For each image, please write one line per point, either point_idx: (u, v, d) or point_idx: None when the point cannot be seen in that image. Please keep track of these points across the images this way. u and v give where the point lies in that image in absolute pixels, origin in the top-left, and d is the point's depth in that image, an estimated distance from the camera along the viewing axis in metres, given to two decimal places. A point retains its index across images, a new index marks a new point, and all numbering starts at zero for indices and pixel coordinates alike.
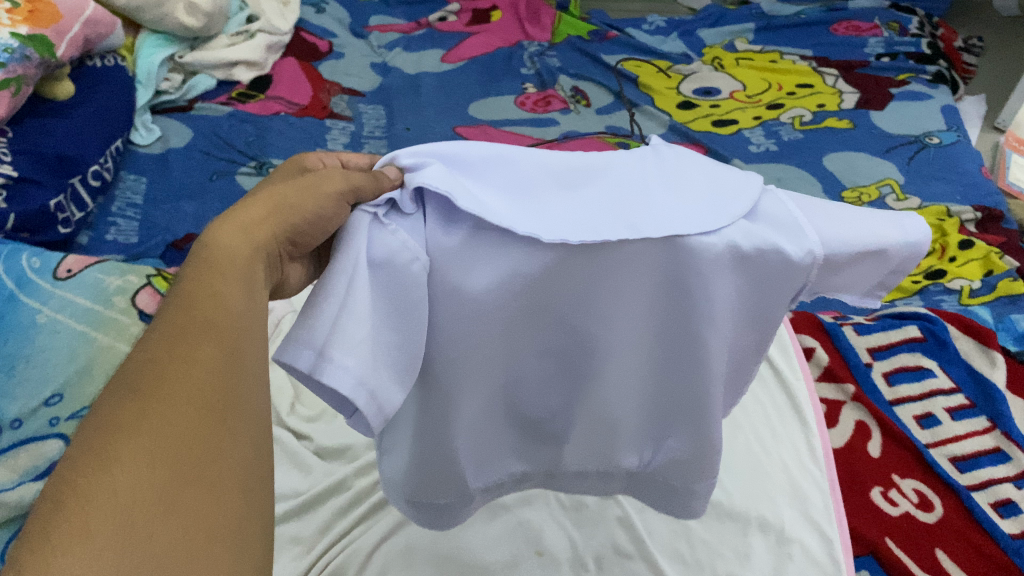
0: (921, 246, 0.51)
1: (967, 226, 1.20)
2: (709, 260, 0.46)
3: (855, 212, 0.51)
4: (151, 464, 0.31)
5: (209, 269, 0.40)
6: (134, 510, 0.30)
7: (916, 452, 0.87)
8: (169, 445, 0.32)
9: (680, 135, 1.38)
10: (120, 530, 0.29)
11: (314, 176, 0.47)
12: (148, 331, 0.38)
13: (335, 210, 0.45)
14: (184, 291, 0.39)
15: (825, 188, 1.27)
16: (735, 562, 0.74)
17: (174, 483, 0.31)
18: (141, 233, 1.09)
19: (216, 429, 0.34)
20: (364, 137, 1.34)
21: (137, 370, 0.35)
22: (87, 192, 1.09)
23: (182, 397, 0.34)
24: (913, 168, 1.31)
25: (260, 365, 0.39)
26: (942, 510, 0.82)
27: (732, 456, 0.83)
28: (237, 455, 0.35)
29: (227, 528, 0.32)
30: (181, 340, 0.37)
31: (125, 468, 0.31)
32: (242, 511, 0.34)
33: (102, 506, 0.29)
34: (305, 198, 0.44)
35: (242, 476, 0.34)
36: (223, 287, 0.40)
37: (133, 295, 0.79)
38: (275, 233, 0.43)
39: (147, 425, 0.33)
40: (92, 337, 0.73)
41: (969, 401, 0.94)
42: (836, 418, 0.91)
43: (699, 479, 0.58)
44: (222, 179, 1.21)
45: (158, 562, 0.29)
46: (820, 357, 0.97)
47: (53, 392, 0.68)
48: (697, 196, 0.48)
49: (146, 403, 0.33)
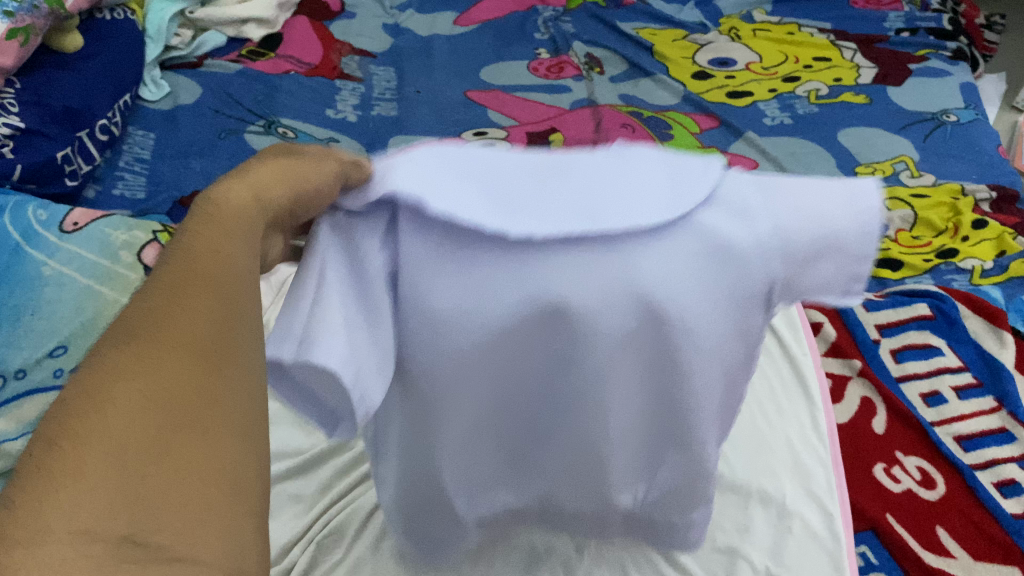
0: (874, 215, 0.46)
1: (981, 205, 1.19)
2: (676, 275, 0.44)
3: (805, 185, 0.47)
4: (146, 408, 0.30)
5: (224, 224, 0.39)
6: (128, 450, 0.28)
7: (921, 429, 0.86)
8: (166, 388, 0.31)
9: (693, 106, 1.38)
10: (113, 469, 0.28)
11: (319, 150, 0.45)
12: (158, 269, 0.37)
13: (337, 179, 0.44)
14: (185, 245, 0.37)
15: (839, 163, 1.27)
16: (735, 534, 0.75)
17: (173, 425, 0.30)
18: (148, 188, 1.09)
19: (216, 370, 0.32)
20: (374, 99, 1.33)
21: (135, 315, 0.34)
22: (96, 147, 1.07)
23: (189, 336, 0.33)
24: (929, 146, 1.29)
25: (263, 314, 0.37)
26: (944, 487, 0.82)
27: (736, 429, 0.83)
28: (242, 398, 0.33)
29: (237, 471, 0.31)
30: (180, 287, 0.35)
31: (119, 412, 0.29)
32: (248, 450, 0.32)
33: (94, 449, 0.28)
34: (311, 166, 0.43)
35: (249, 417, 0.33)
36: (229, 244, 0.38)
37: (139, 250, 0.83)
38: (286, 199, 0.42)
39: (145, 363, 0.31)
40: (97, 292, 0.78)
41: (976, 379, 0.92)
42: (841, 394, 0.91)
43: (691, 509, 0.61)
44: (231, 137, 1.20)
45: (156, 503, 0.28)
46: (827, 332, 0.96)
47: (59, 344, 0.73)
48: (643, 184, 0.45)
49: (145, 342, 0.32)
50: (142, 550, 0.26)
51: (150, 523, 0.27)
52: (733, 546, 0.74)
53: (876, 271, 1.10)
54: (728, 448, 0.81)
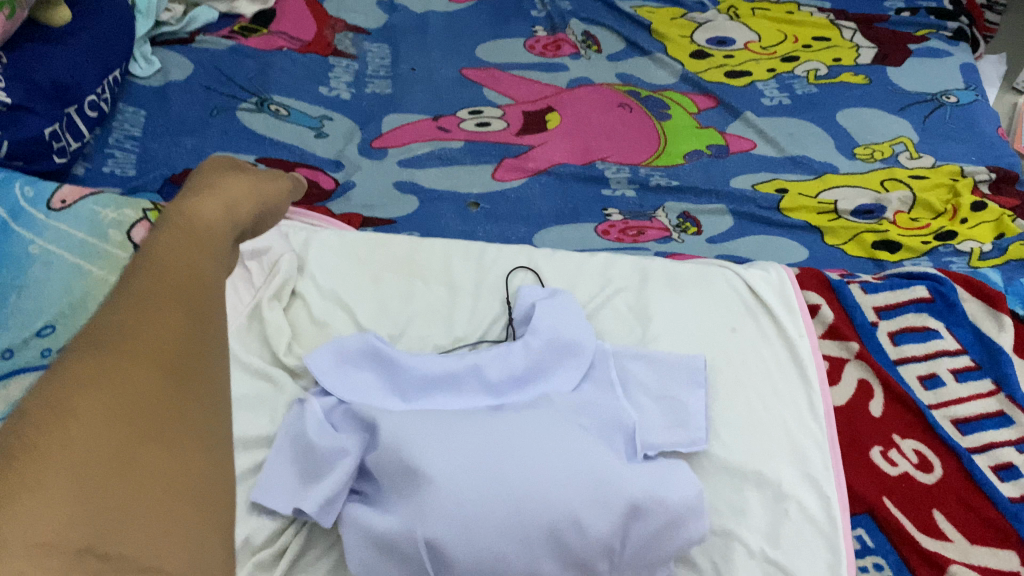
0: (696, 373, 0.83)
1: (980, 187, 1.18)
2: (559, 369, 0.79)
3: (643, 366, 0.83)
4: (108, 422, 0.37)
5: (195, 245, 0.48)
6: (89, 466, 0.35)
7: (918, 412, 0.86)
8: (128, 406, 0.38)
9: (690, 86, 1.37)
10: (74, 485, 0.34)
11: (253, 182, 0.60)
12: (122, 284, 0.44)
13: (278, 206, 0.62)
14: (157, 265, 0.45)
15: (837, 144, 1.26)
16: (730, 517, 0.75)
17: (130, 444, 0.37)
18: (139, 166, 1.08)
19: (174, 395, 0.40)
20: (368, 76, 1.32)
21: (105, 331, 0.40)
22: (85, 123, 1.06)
23: (149, 358, 0.40)
24: (928, 127, 1.28)
25: (219, 339, 0.46)
26: (941, 471, 0.81)
27: (731, 412, 0.82)
28: (194, 421, 0.41)
29: (183, 489, 0.38)
30: (151, 306, 0.42)
31: (81, 426, 0.36)
32: (198, 465, 0.40)
33: (57, 461, 0.34)
34: (263, 194, 0.60)
35: (203, 438, 0.41)
36: (198, 269, 0.46)
37: (128, 230, 0.82)
38: (248, 216, 0.56)
39: (106, 381, 0.38)
40: (86, 270, 0.79)
41: (974, 362, 0.91)
42: (838, 376, 0.89)
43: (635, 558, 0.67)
44: (222, 115, 1.18)
45: (114, 514, 0.35)
46: (825, 314, 0.93)
47: (46, 324, 0.75)
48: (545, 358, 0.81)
49: (111, 357, 0.39)
50: (99, 561, 0.33)
51: (105, 532, 0.34)
52: (728, 529, 0.74)
53: (875, 253, 1.09)
54: (724, 431, 0.81)
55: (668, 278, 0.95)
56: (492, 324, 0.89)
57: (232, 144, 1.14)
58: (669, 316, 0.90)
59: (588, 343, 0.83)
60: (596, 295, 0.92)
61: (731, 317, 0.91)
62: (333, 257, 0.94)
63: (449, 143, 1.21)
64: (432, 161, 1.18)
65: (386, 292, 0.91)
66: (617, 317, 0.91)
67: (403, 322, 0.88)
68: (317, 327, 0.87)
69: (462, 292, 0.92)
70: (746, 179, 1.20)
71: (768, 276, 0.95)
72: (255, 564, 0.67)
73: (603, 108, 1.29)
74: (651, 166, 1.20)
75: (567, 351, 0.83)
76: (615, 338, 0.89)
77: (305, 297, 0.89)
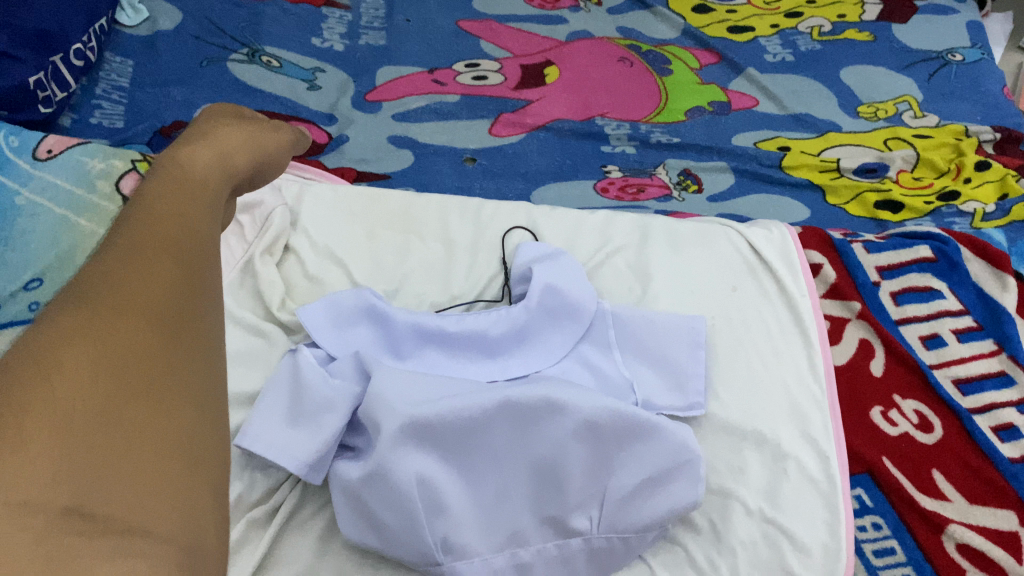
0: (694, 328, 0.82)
1: (984, 146, 1.16)
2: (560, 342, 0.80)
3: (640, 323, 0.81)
4: (94, 376, 0.36)
5: (187, 196, 0.50)
6: (74, 421, 0.34)
7: (920, 372, 0.85)
8: (114, 360, 0.37)
9: (693, 41, 1.34)
10: (58, 439, 0.33)
11: (247, 135, 0.62)
12: (104, 248, 0.44)
13: (273, 160, 0.65)
14: (148, 215, 0.46)
15: (841, 102, 1.24)
16: (728, 476, 0.74)
17: (115, 401, 0.36)
18: (127, 117, 1.05)
19: (163, 351, 0.40)
20: (361, 27, 1.28)
21: (91, 288, 0.40)
22: (70, 71, 1.03)
23: (131, 319, 0.39)
24: (933, 85, 1.26)
25: (211, 297, 0.46)
26: (941, 431, 0.81)
27: (729, 370, 0.81)
28: (186, 379, 0.40)
29: (174, 446, 0.37)
30: (141, 259, 0.43)
31: (67, 378, 0.35)
32: (190, 422, 0.39)
33: (43, 412, 0.33)
34: (256, 147, 0.62)
35: (194, 395, 0.40)
36: (192, 220, 0.48)
37: (116, 180, 0.82)
38: (243, 170, 0.59)
39: (94, 336, 0.37)
40: (74, 222, 0.78)
41: (976, 323, 0.90)
42: (839, 336, 0.88)
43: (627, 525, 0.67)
44: (213, 65, 1.15)
45: (105, 469, 0.34)
46: (826, 274, 0.92)
47: (33, 277, 0.74)
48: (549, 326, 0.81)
49: (97, 311, 0.39)
50: (87, 521, 0.32)
51: (93, 491, 0.33)
52: (725, 488, 0.73)
53: (876, 213, 1.07)
54: (724, 389, 0.80)
55: (669, 236, 0.93)
56: (489, 282, 0.88)
57: (223, 96, 1.11)
58: (669, 273, 0.89)
59: (587, 304, 0.81)
60: (595, 254, 0.91)
61: (732, 275, 0.90)
62: (327, 211, 0.92)
63: (445, 97, 1.18)
64: (427, 115, 1.15)
65: (381, 247, 0.89)
66: (616, 275, 0.89)
67: (398, 278, 0.87)
68: (311, 282, 0.85)
69: (459, 248, 0.91)
70: (748, 137, 1.18)
71: (770, 233, 0.94)
72: (249, 521, 0.66)
73: (603, 63, 1.26)
74: (652, 122, 1.18)
75: (566, 314, 0.81)
76: (615, 296, 0.87)
77: (298, 252, 0.87)
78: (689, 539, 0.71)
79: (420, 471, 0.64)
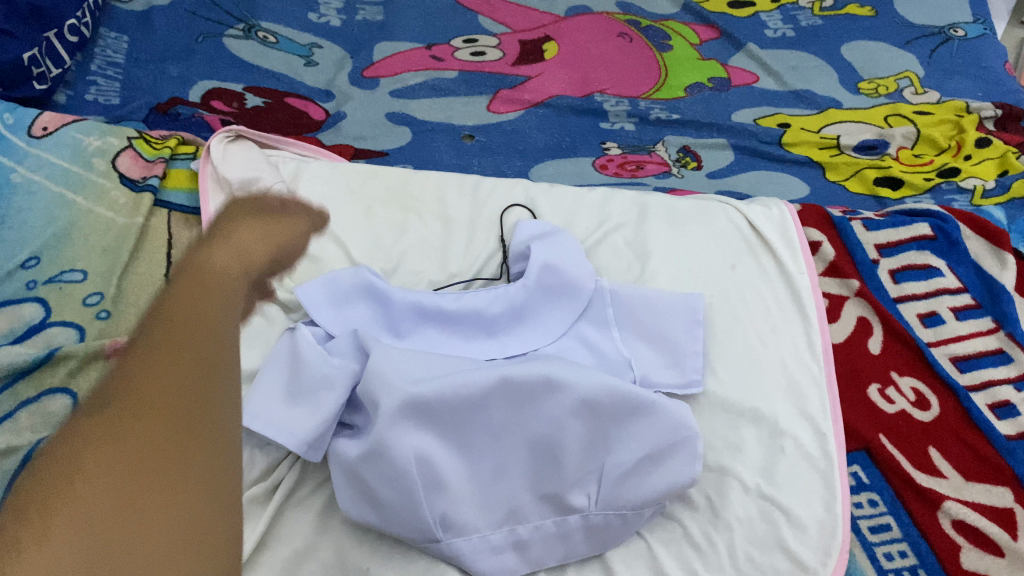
0: (693, 304, 0.82)
1: (986, 123, 1.15)
2: (559, 323, 0.80)
3: (641, 305, 0.81)
4: (111, 473, 0.35)
5: (204, 265, 0.49)
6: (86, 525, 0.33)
7: (918, 351, 0.85)
8: (132, 454, 0.36)
9: (693, 16, 1.33)
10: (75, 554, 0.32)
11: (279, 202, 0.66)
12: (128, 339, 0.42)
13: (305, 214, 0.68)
14: (167, 290, 0.45)
15: (842, 78, 1.23)
16: (726, 452, 0.75)
17: (135, 496, 0.35)
18: (123, 94, 1.05)
19: (187, 437, 0.38)
20: (359, 2, 1.27)
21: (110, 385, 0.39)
22: (65, 47, 1.02)
23: (147, 410, 0.38)
24: (934, 61, 1.25)
25: (234, 360, 0.44)
26: (938, 409, 0.81)
27: (727, 348, 0.81)
28: (209, 460, 0.38)
29: (198, 540, 0.35)
30: (166, 339, 0.41)
31: (84, 484, 0.34)
32: (214, 511, 0.37)
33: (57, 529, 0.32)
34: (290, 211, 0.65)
35: (216, 482, 0.38)
36: (213, 283, 0.47)
37: (113, 158, 0.84)
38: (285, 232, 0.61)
39: (106, 436, 0.36)
40: (71, 201, 0.80)
41: (975, 301, 0.90)
42: (838, 314, 0.88)
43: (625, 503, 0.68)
44: (209, 41, 1.14)
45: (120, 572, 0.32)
46: (826, 251, 0.92)
47: (31, 255, 0.75)
48: (549, 306, 0.81)
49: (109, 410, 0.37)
50: None
51: None
52: (723, 465, 0.74)
53: (876, 190, 1.07)
54: (723, 367, 0.80)
55: (667, 213, 0.93)
56: (488, 260, 0.87)
57: (219, 72, 1.11)
58: (668, 250, 0.89)
59: (586, 282, 0.81)
60: (594, 232, 0.91)
61: (732, 254, 0.89)
62: (324, 188, 0.91)
63: (443, 73, 1.17)
64: (425, 92, 1.14)
65: (380, 225, 0.89)
66: (614, 253, 0.89)
67: (396, 256, 0.86)
68: (309, 260, 0.85)
69: (457, 226, 0.90)
70: (748, 114, 1.17)
71: (769, 212, 0.93)
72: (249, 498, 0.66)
73: (602, 39, 1.25)
74: (651, 98, 1.17)
75: (565, 292, 0.81)
76: (613, 274, 0.87)
77: None
78: (686, 516, 0.71)
79: (419, 449, 0.64)
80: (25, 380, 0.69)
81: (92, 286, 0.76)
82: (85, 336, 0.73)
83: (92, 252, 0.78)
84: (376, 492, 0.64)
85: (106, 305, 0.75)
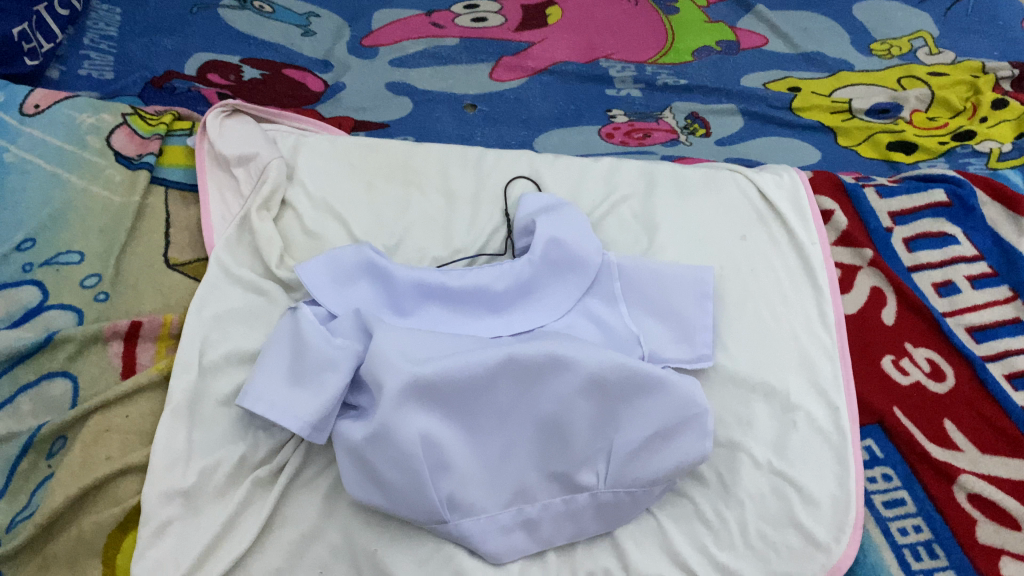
0: (705, 275, 0.80)
1: (1003, 84, 1.12)
2: (566, 298, 0.78)
3: (649, 278, 0.79)
4: None
5: None
6: None
7: (933, 321, 0.83)
8: None
9: None
10: None
11: None
12: None
13: None
14: None
15: (853, 39, 1.20)
16: (736, 428, 0.73)
17: None
18: (117, 68, 1.02)
19: None
20: None
21: None
22: (55, 21, 1.00)
23: None
24: (949, 20, 1.22)
25: None
26: (954, 380, 0.79)
27: (738, 321, 0.80)
28: None
29: None
30: None
31: None
32: None
33: None
34: None
35: None
36: None
37: (108, 135, 0.83)
38: None
39: None
40: (67, 180, 0.78)
41: (991, 268, 0.88)
42: (850, 284, 0.86)
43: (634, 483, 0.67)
44: (203, 11, 1.12)
45: None
46: (838, 221, 0.90)
47: (26, 237, 0.73)
48: (556, 281, 0.79)
49: None
50: None
51: None
52: (734, 441, 0.73)
53: (890, 155, 1.04)
54: (735, 341, 0.78)
55: (674, 184, 0.91)
56: (492, 235, 0.86)
57: (215, 44, 1.08)
58: (676, 222, 0.87)
59: (593, 257, 0.80)
60: (600, 204, 0.89)
61: (743, 224, 0.87)
62: (324, 163, 0.89)
63: (444, 40, 1.14)
64: (425, 60, 1.12)
65: (382, 199, 0.87)
66: (621, 225, 0.87)
67: (399, 232, 0.85)
68: (310, 238, 0.83)
69: (460, 200, 0.88)
70: (757, 78, 1.14)
71: (780, 179, 0.91)
72: (255, 481, 0.66)
73: (606, 2, 1.21)
74: (657, 64, 1.15)
75: (571, 267, 0.79)
76: (620, 248, 0.85)
77: (296, 206, 0.85)
78: (698, 493, 0.70)
79: (425, 430, 0.63)
80: (25, 364, 0.68)
81: (90, 268, 0.74)
82: (83, 318, 0.71)
83: (89, 231, 0.76)
84: (382, 473, 0.62)
85: (105, 286, 0.74)
